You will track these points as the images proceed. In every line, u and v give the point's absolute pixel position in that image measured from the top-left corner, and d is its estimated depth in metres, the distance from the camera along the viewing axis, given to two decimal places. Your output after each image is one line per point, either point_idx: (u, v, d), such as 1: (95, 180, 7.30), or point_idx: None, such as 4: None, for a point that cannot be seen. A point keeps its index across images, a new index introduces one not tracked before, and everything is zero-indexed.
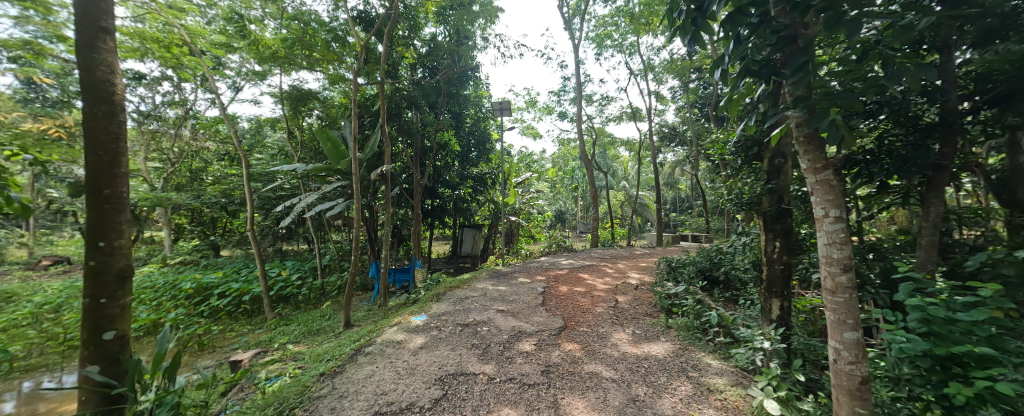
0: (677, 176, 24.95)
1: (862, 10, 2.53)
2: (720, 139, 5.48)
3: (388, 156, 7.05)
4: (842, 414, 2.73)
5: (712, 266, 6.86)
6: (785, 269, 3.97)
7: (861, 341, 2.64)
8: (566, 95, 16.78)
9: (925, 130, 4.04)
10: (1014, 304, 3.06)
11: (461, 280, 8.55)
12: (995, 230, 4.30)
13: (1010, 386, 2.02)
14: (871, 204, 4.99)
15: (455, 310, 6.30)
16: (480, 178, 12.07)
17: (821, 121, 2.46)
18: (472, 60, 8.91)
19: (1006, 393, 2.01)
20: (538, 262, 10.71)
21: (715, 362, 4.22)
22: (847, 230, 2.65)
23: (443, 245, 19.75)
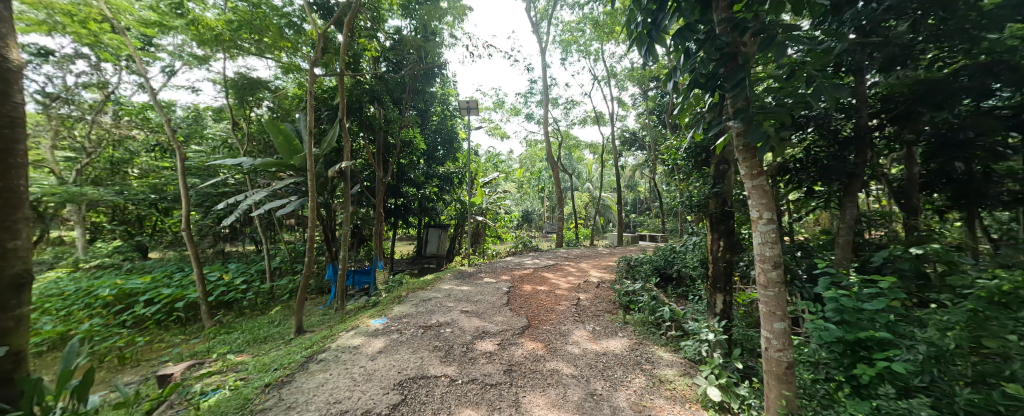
0: (638, 180, 26.20)
1: (791, 35, 2.85)
2: (672, 146, 5.88)
3: (348, 152, 6.73)
4: (771, 397, 3.05)
5: (666, 265, 7.32)
6: (728, 266, 4.33)
7: (787, 330, 2.96)
8: (532, 97, 17.05)
9: (843, 143, 4.59)
10: (907, 294, 3.59)
11: (425, 281, 8.35)
12: (895, 231, 5.00)
13: (903, 365, 2.42)
14: (799, 208, 5.58)
15: (418, 312, 6.16)
16: (446, 178, 11.94)
17: (756, 132, 2.76)
18: (439, 57, 8.75)
19: (900, 371, 2.41)
20: (504, 262, 10.76)
21: (666, 355, 4.51)
22: (777, 230, 2.98)
23: (406, 246, 19.22)
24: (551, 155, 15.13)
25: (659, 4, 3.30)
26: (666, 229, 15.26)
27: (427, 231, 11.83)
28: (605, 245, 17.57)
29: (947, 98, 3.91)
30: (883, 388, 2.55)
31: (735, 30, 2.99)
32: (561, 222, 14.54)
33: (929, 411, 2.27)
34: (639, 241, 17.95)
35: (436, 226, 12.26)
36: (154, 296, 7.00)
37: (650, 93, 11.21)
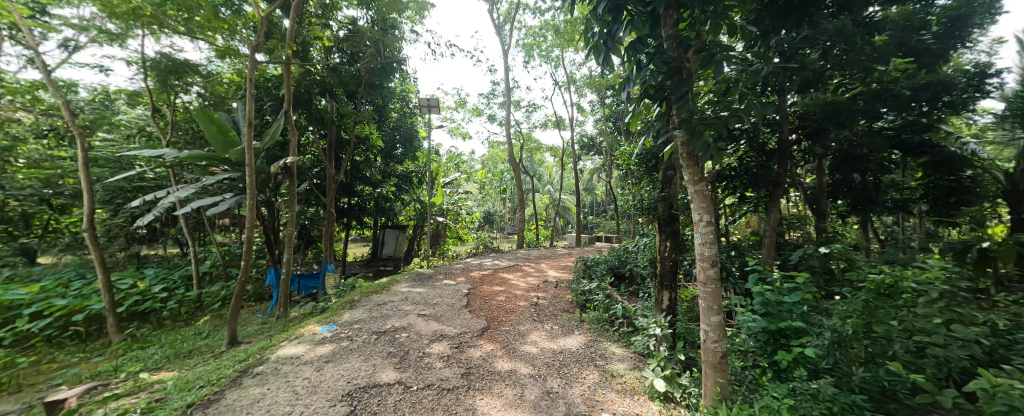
0: (595, 184, 27.35)
1: (727, 55, 3.17)
2: (625, 152, 6.24)
3: (295, 148, 6.27)
4: (708, 384, 3.34)
5: (620, 264, 7.73)
6: (673, 265, 4.66)
7: (722, 322, 3.27)
8: (495, 99, 17.10)
9: (768, 154, 5.17)
10: (818, 287, 4.14)
11: (380, 285, 7.99)
12: (808, 232, 5.73)
13: (813, 350, 2.80)
14: (733, 211, 6.18)
15: (371, 317, 5.88)
16: (405, 177, 11.59)
17: (698, 142, 3.05)
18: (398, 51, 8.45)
19: (811, 355, 2.78)
20: (463, 264, 10.64)
21: (618, 350, 4.76)
22: (714, 231, 3.28)
23: (360, 247, 18.28)
24: (513, 156, 15.25)
25: (614, 16, 3.50)
26: (620, 230, 16.08)
27: (383, 232, 11.41)
28: (563, 245, 18.10)
29: (849, 118, 4.56)
30: (798, 370, 2.92)
31: (680, 46, 3.26)
32: (521, 223, 14.71)
33: (834, 389, 2.63)
34: (596, 241, 18.76)
35: (394, 227, 11.91)
36: (42, 308, 5.92)
37: (607, 100, 11.78)
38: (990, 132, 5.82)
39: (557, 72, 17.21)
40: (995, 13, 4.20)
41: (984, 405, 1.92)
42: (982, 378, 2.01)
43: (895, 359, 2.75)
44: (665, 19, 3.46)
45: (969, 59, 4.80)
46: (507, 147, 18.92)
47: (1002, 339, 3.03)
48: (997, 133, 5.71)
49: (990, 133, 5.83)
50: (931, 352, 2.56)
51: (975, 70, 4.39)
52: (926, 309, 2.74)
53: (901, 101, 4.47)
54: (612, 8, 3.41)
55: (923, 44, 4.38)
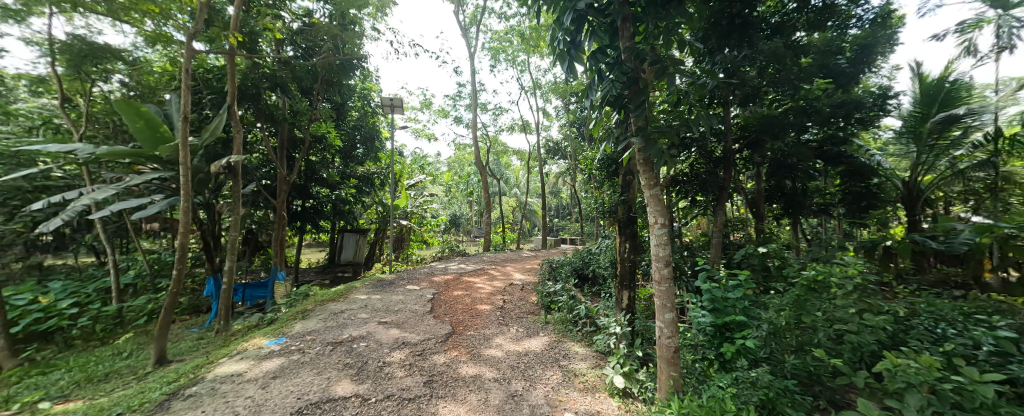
0: (560, 187, 27.96)
1: (679, 69, 3.40)
2: (588, 157, 6.49)
3: (238, 145, 5.77)
4: (662, 379, 3.51)
5: (583, 265, 7.96)
6: (632, 265, 4.87)
7: (675, 319, 3.46)
8: (460, 101, 16.94)
9: (715, 161, 5.60)
10: (759, 283, 4.55)
11: (336, 292, 7.55)
12: (749, 234, 6.28)
13: (753, 341, 3.05)
14: (686, 214, 6.61)
15: (326, 328, 5.53)
16: (366, 179, 11.11)
17: (653, 149, 3.25)
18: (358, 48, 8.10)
19: (751, 346, 3.04)
20: (428, 268, 10.36)
21: (581, 349, 4.88)
22: (668, 233, 3.48)
23: (314, 253, 17.21)
24: (479, 159, 15.12)
25: (576, 26, 3.64)
26: (584, 233, 16.52)
27: (342, 237, 10.87)
28: (529, 248, 18.29)
29: (781, 130, 5.07)
30: (740, 361, 3.17)
31: (637, 58, 3.45)
32: (487, 226, 14.67)
33: (769, 377, 2.89)
34: (560, 244, 19.18)
35: (353, 231, 11.29)
36: None
37: (571, 106, 12.13)
38: (892, 146, 6.77)
39: (522, 77, 17.45)
40: (893, 46, 4.96)
41: (887, 383, 2.19)
42: (886, 360, 2.27)
43: (819, 346, 3.09)
44: (622, 31, 3.62)
45: (874, 83, 5.60)
46: (472, 150, 18.79)
47: (903, 324, 3.52)
48: (896, 147, 6.67)
49: (892, 147, 6.79)
50: (848, 339, 2.91)
51: (878, 92, 5.14)
52: (844, 300, 3.13)
53: (822, 116, 5.06)
54: (575, 18, 3.52)
55: (839, 68, 5.00)
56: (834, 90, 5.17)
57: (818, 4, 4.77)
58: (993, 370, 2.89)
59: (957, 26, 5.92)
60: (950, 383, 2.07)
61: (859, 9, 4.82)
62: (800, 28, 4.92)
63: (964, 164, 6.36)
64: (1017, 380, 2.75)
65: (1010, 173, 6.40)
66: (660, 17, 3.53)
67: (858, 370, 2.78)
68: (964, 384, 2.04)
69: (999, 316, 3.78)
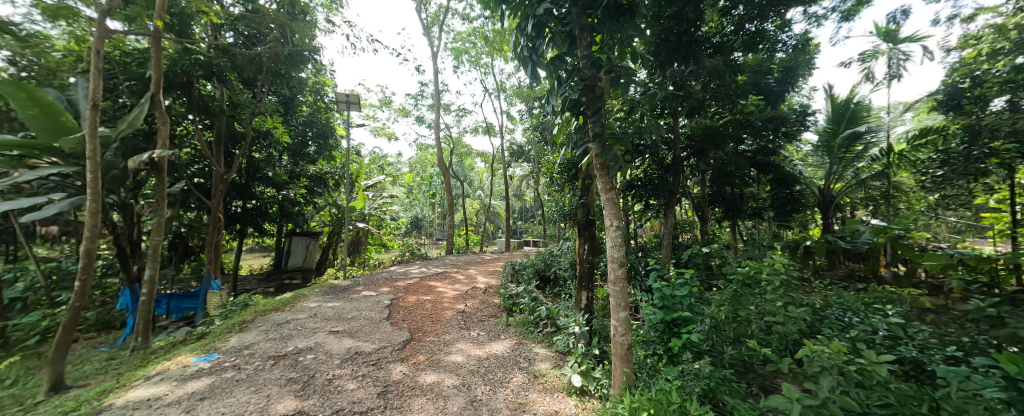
0: (523, 191, 28.22)
1: (633, 79, 3.59)
2: (549, 160, 6.65)
3: (163, 139, 5.14)
4: (617, 375, 3.64)
5: (545, 267, 8.09)
6: (591, 266, 5.02)
7: (628, 318, 3.59)
8: (422, 100, 16.49)
9: (665, 168, 5.98)
10: (704, 280, 4.93)
11: (280, 301, 6.96)
12: (695, 235, 6.78)
13: (697, 335, 3.28)
14: (640, 217, 6.99)
15: (268, 340, 5.07)
16: (318, 179, 10.42)
17: (608, 154, 3.39)
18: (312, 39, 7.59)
19: (695, 340, 3.26)
20: (386, 273, 9.90)
21: (542, 350, 4.95)
22: (622, 234, 3.62)
23: (257, 258, 15.80)
24: (442, 160, 14.79)
25: (537, 32, 3.71)
26: (546, 235, 16.78)
27: (291, 241, 10.11)
28: (492, 251, 18.23)
29: (721, 141, 5.56)
30: (686, 354, 3.39)
31: (593, 67, 3.59)
32: (450, 229, 14.38)
33: (710, 368, 3.14)
34: (523, 246, 19.32)
35: (303, 234, 10.49)
36: None
37: (535, 111, 12.32)
38: (811, 157, 7.73)
39: (486, 80, 17.40)
40: (812, 70, 5.69)
41: (806, 368, 2.47)
42: (806, 347, 2.56)
43: (753, 337, 3.42)
44: (580, 40, 3.75)
45: (796, 102, 6.39)
46: (435, 151, 18.38)
47: (819, 314, 4.02)
48: (814, 158, 7.63)
49: (811, 158, 7.74)
50: (776, 329, 3.26)
51: (799, 111, 5.88)
52: (772, 295, 3.49)
53: (756, 129, 5.65)
54: (536, 24, 3.58)
55: (769, 87, 5.62)
56: (765, 107, 5.81)
57: (751, 28, 5.29)
58: (887, 351, 3.39)
59: (860, 55, 6.91)
60: (856, 365, 2.37)
61: (784, 35, 5.40)
62: (737, 49, 5.44)
63: (865, 174, 7.43)
64: (905, 358, 3.26)
65: (899, 183, 7.57)
66: (615, 29, 3.70)
67: (783, 357, 3.12)
68: (865, 365, 2.34)
69: (892, 304, 4.45)
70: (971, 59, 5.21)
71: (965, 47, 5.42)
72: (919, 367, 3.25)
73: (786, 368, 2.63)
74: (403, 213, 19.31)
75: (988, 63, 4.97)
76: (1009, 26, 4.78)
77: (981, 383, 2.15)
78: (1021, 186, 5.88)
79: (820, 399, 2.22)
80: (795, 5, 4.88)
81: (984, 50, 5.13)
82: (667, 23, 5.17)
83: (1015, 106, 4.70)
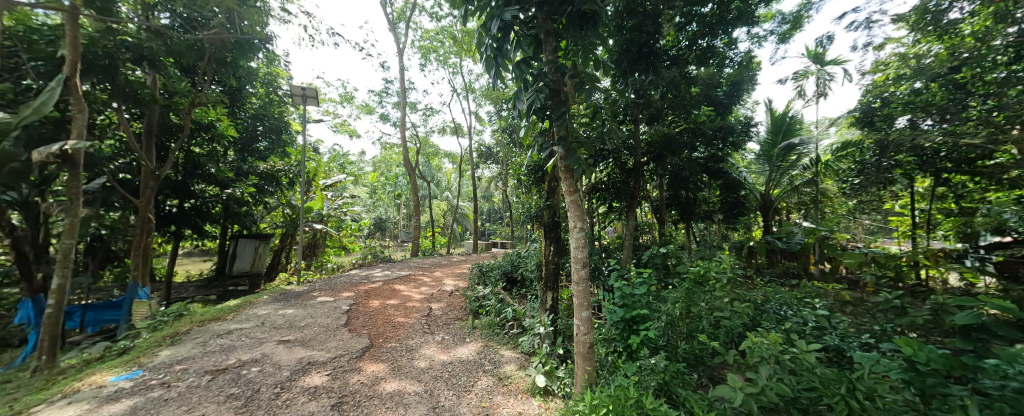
0: (491, 193, 28.12)
1: (596, 86, 3.70)
2: (516, 162, 6.70)
3: (78, 129, 4.53)
4: (579, 374, 3.70)
5: (512, 268, 8.11)
6: (556, 267, 5.08)
7: (590, 318, 3.65)
8: (387, 98, 15.94)
9: (628, 172, 6.24)
10: (661, 279, 5.20)
11: (221, 310, 6.34)
12: (653, 236, 7.13)
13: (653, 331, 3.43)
14: (604, 219, 7.24)
15: (206, 353, 4.60)
16: (270, 176, 9.52)
17: (572, 158, 3.47)
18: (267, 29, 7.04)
19: (652, 336, 3.41)
20: (346, 276, 9.39)
21: (507, 352, 4.94)
22: (585, 236, 3.70)
23: (197, 263, 14.35)
24: (407, 160, 14.31)
25: (503, 34, 3.70)
26: (514, 236, 16.81)
27: (237, 244, 9.30)
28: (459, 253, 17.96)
29: (676, 148, 5.93)
30: (644, 351, 3.54)
31: (558, 72, 3.66)
32: (418, 232, 13.82)
33: (665, 363, 3.31)
34: (491, 248, 19.23)
35: (251, 237, 9.65)
36: None
37: (504, 112, 12.32)
38: (754, 165, 8.46)
39: (454, 79, 17.17)
40: (754, 85, 6.24)
41: (749, 358, 2.68)
42: (748, 339, 2.77)
43: (703, 331, 3.66)
44: (546, 44, 3.80)
45: (742, 115, 6.98)
46: (400, 150, 17.78)
47: (761, 308, 4.39)
48: (756, 166, 8.37)
49: (754, 165, 8.48)
50: (724, 324, 3.52)
51: (743, 122, 6.46)
52: (721, 291, 3.76)
53: (706, 138, 6.09)
54: (501, 26, 3.58)
55: (718, 99, 6.07)
56: (715, 117, 6.27)
57: (703, 43, 5.68)
58: (815, 340, 3.79)
59: (795, 74, 7.67)
60: (790, 354, 2.60)
61: (731, 52, 5.86)
62: (690, 62, 5.81)
63: (799, 181, 8.27)
64: (829, 346, 3.66)
65: (826, 190, 8.49)
66: (578, 36, 3.80)
67: (728, 349, 3.38)
68: (797, 353, 2.57)
69: (820, 298, 4.96)
70: (881, 82, 5.98)
71: (876, 72, 6.21)
72: (840, 353, 3.67)
73: (732, 359, 2.82)
74: (365, 213, 18.48)
75: (894, 86, 5.72)
76: (909, 56, 5.55)
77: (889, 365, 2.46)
78: (919, 193, 6.83)
79: (758, 386, 2.39)
80: (741, 24, 5.32)
81: (890, 75, 5.92)
82: (628, 34, 5.41)
83: (914, 124, 5.45)
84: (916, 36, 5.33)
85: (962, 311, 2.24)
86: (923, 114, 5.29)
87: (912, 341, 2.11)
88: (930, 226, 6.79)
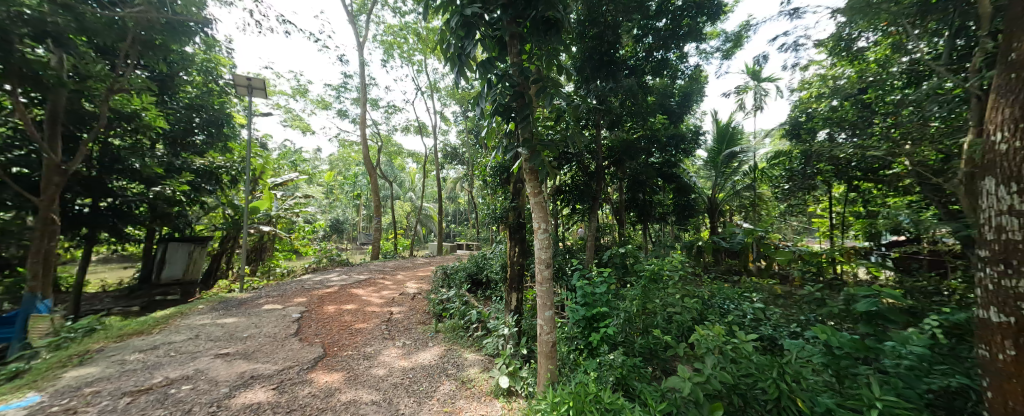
0: (456, 194, 27.73)
1: (558, 90, 3.76)
2: (482, 163, 6.68)
3: None
4: (541, 373, 3.73)
5: (478, 270, 8.04)
6: (520, 268, 5.09)
7: (552, 317, 3.68)
8: (346, 93, 15.15)
9: (589, 175, 6.45)
10: (620, 277, 5.43)
11: (145, 322, 5.62)
12: (613, 237, 7.42)
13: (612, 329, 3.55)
14: (568, 220, 7.41)
15: (125, 372, 4.05)
16: (208, 173, 8.57)
17: (537, 160, 3.50)
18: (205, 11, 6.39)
19: (611, 333, 3.52)
20: (297, 282, 8.75)
21: (471, 355, 4.87)
22: (549, 237, 3.73)
23: (116, 270, 12.64)
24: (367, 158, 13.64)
25: (466, 32, 3.64)
26: (479, 238, 16.66)
27: (169, 247, 8.44)
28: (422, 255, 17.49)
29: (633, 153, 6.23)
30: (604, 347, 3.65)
31: (522, 74, 3.68)
32: (377, 234, 13.28)
33: (623, 358, 3.44)
34: (456, 250, 18.96)
35: (185, 239, 8.76)
36: None
37: (470, 113, 12.21)
38: (703, 171, 9.14)
39: (418, 77, 16.73)
40: (703, 97, 6.74)
41: (697, 350, 2.85)
42: (697, 333, 2.95)
43: (658, 326, 3.86)
44: (510, 47, 3.78)
45: (692, 124, 7.51)
46: (360, 149, 16.97)
47: (708, 303, 4.74)
48: (705, 172, 9.05)
49: (703, 171, 9.16)
50: (676, 319, 3.75)
51: (693, 131, 6.97)
52: (673, 288, 4.01)
53: (662, 145, 6.50)
54: (465, 25, 3.53)
55: (671, 108, 6.47)
56: (668, 125, 6.67)
57: (658, 56, 6.03)
58: (753, 331, 4.17)
59: (737, 88, 8.40)
60: (734, 344, 2.81)
61: (682, 65, 6.29)
62: (647, 72, 6.15)
63: (740, 186, 9.05)
64: (765, 336, 4.04)
65: (763, 194, 9.39)
66: (542, 40, 3.84)
67: (679, 343, 3.61)
68: (738, 343, 2.79)
69: (757, 292, 5.47)
70: (806, 99, 6.75)
71: (802, 90, 6.99)
72: (773, 342, 4.07)
73: (682, 352, 3.00)
74: (319, 214, 17.37)
75: (816, 103, 6.49)
76: (829, 77, 6.31)
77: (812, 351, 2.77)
78: (836, 198, 7.77)
79: (705, 375, 2.54)
80: (691, 40, 5.73)
81: (813, 94, 6.70)
82: (590, 42, 5.63)
83: (831, 137, 6.19)
84: (833, 60, 6.06)
85: (863, 300, 2.67)
86: (838, 128, 6.06)
87: (828, 328, 2.41)
88: (844, 227, 7.76)
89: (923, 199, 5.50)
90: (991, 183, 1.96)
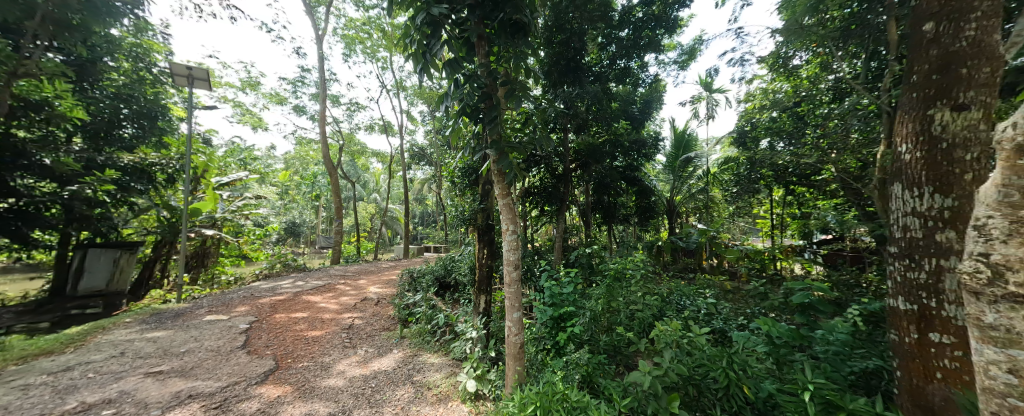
0: (424, 196, 27.10)
1: (526, 92, 3.77)
2: (450, 164, 6.57)
3: None
4: (509, 375, 3.68)
5: (445, 273, 7.88)
6: (489, 270, 5.04)
7: (520, 319, 3.66)
8: (303, 87, 14.28)
9: (558, 177, 6.54)
10: (586, 277, 5.56)
11: (55, 340, 4.89)
12: (579, 237, 7.59)
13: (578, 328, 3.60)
14: (535, 221, 7.47)
15: (26, 400, 3.47)
16: (138, 171, 7.70)
17: (505, 161, 3.49)
18: None
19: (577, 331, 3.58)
20: (246, 289, 8.06)
21: (437, 360, 4.75)
22: (517, 238, 3.72)
23: (21, 281, 10.97)
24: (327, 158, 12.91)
25: (433, 30, 3.56)
26: (448, 240, 16.29)
27: (92, 253, 7.76)
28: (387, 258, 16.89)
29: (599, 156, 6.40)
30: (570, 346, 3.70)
31: (489, 75, 3.65)
32: (338, 237, 12.61)
33: (588, 356, 3.50)
34: (423, 252, 18.49)
35: (110, 246, 8.10)
36: None
37: (438, 113, 11.99)
38: (663, 175, 9.65)
39: (382, 75, 16.16)
40: (662, 104, 7.10)
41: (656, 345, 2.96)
42: (655, 329, 3.07)
43: (621, 324, 3.98)
44: (478, 47, 3.74)
45: (652, 130, 7.90)
46: (319, 147, 16.05)
47: (667, 300, 4.98)
48: (664, 175, 9.57)
49: (663, 175, 9.68)
50: (638, 316, 3.91)
51: (653, 137, 7.31)
52: (635, 287, 4.17)
53: (625, 148, 6.75)
54: (431, 22, 3.44)
55: (633, 114, 6.76)
56: (630, 130, 6.95)
57: (621, 64, 6.29)
58: (707, 325, 4.44)
59: (692, 98, 8.97)
60: (689, 338, 2.95)
61: (643, 74, 6.59)
62: (611, 79, 6.37)
63: (694, 189, 9.66)
64: (717, 329, 4.32)
65: (715, 197, 10.07)
66: (509, 43, 3.80)
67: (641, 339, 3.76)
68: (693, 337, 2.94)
69: (710, 288, 5.84)
70: (751, 109, 7.35)
71: (748, 101, 7.60)
72: (724, 334, 4.36)
73: (643, 347, 3.11)
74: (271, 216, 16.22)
75: (759, 114, 7.08)
76: (770, 90, 6.91)
77: (757, 341, 2.99)
78: (776, 201, 8.52)
79: (664, 369, 2.63)
80: (651, 51, 6.04)
81: (756, 105, 7.31)
82: (557, 47, 5.76)
83: (772, 145, 6.77)
84: (773, 76, 6.66)
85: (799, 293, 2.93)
86: (778, 137, 6.64)
87: (770, 320, 2.61)
88: (784, 227, 8.53)
89: (846, 201, 6.18)
90: (898, 188, 2.24)
